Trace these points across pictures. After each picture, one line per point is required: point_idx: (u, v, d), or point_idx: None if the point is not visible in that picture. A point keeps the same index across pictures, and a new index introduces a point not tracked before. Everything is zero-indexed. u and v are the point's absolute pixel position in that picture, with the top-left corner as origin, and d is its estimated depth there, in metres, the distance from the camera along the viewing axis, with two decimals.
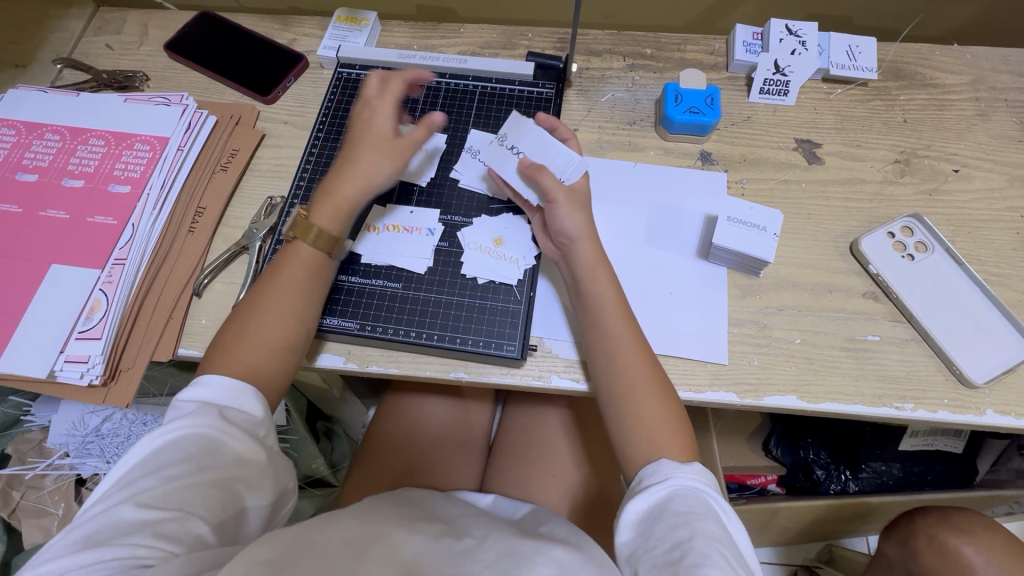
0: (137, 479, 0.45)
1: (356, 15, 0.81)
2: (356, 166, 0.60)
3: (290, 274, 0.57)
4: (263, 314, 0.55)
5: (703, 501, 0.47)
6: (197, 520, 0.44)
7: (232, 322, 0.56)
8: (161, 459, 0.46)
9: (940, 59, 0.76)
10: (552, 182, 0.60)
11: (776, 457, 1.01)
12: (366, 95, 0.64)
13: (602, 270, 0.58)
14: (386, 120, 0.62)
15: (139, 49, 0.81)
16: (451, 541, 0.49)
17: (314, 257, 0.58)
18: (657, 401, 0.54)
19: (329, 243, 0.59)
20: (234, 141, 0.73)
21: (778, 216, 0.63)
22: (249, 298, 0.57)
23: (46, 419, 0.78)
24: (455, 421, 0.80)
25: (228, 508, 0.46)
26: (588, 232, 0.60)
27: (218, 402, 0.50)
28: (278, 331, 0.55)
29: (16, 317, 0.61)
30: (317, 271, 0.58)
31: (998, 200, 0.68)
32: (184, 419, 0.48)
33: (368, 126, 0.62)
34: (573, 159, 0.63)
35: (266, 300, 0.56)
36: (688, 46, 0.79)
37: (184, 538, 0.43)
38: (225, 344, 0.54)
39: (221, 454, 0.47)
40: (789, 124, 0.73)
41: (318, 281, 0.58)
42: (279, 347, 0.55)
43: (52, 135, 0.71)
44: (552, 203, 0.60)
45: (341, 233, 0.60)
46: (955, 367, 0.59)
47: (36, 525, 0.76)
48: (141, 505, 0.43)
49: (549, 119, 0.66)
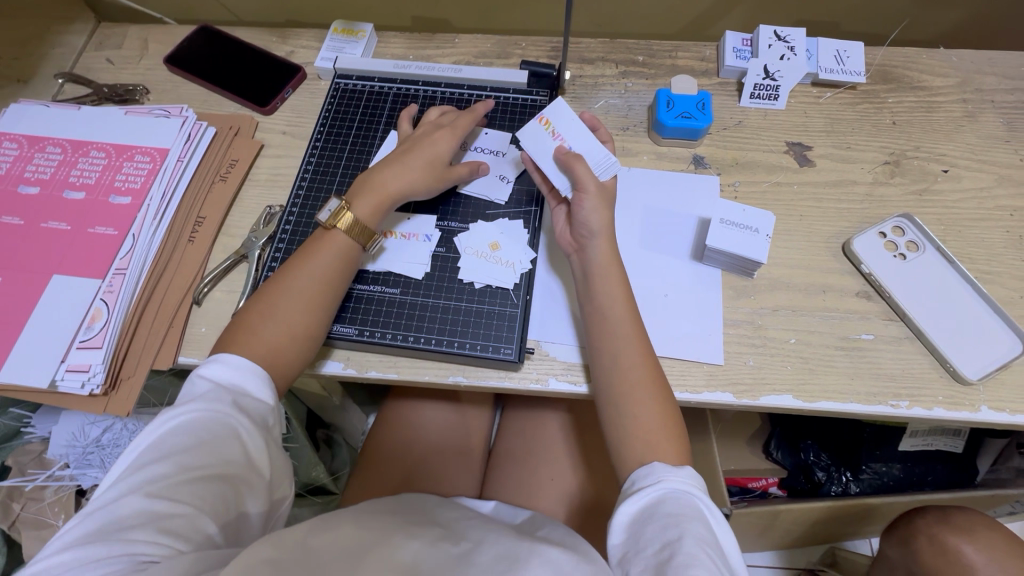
0: (149, 466, 0.45)
1: (352, 27, 0.82)
2: (406, 171, 0.63)
3: (323, 259, 0.59)
4: (293, 299, 0.56)
5: (693, 504, 0.48)
6: (204, 516, 0.44)
7: (257, 302, 0.57)
8: (174, 446, 0.46)
9: (926, 62, 0.78)
10: (585, 173, 0.60)
11: (777, 459, 1.02)
12: (440, 121, 0.69)
13: (614, 270, 0.59)
14: (449, 144, 0.66)
15: (139, 64, 0.83)
16: (448, 546, 0.49)
17: (349, 246, 0.60)
18: (655, 402, 0.54)
19: (365, 235, 0.61)
20: (233, 152, 0.74)
21: (770, 217, 0.64)
22: (276, 279, 0.58)
23: (47, 430, 0.78)
24: (455, 426, 0.80)
25: (235, 504, 0.46)
26: (609, 231, 0.60)
27: (230, 388, 0.51)
28: (305, 317, 0.56)
29: (17, 327, 0.62)
30: (348, 261, 0.60)
31: (987, 199, 0.69)
32: (199, 403, 0.49)
33: (432, 142, 0.65)
34: (609, 158, 0.62)
35: (291, 283, 0.57)
36: (679, 52, 0.80)
37: (192, 535, 0.42)
38: (249, 323, 0.55)
39: (233, 445, 0.47)
40: (780, 128, 0.74)
41: (345, 269, 0.60)
42: (301, 334, 0.56)
43: (53, 148, 0.72)
44: (582, 193, 0.60)
45: (375, 228, 0.62)
46: (949, 365, 0.59)
47: (36, 536, 0.77)
48: (152, 495, 0.43)
49: (592, 120, 0.68)
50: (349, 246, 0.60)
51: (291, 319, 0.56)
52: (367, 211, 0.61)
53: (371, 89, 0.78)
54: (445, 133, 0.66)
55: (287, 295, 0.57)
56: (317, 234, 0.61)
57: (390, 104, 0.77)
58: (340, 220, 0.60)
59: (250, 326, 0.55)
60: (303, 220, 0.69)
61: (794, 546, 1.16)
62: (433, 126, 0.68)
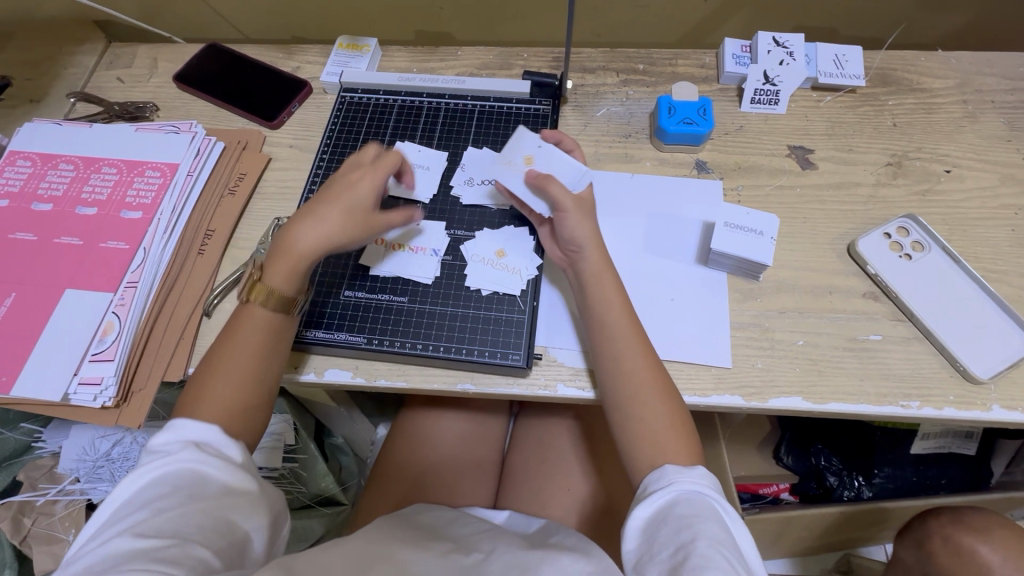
0: (129, 517, 0.45)
1: (357, 42, 0.84)
2: (320, 222, 0.58)
3: (246, 333, 0.56)
4: (228, 375, 0.54)
5: (706, 503, 0.48)
6: (195, 543, 0.44)
7: (190, 385, 0.55)
8: (150, 495, 0.47)
9: (926, 64, 0.78)
10: (561, 191, 0.61)
11: (788, 466, 1.00)
12: (360, 161, 0.63)
13: (608, 277, 0.59)
14: (369, 187, 0.60)
15: (149, 82, 0.84)
16: (460, 556, 0.49)
17: (270, 316, 0.57)
18: (662, 405, 0.54)
19: (285, 302, 0.57)
20: (241, 166, 0.75)
21: (774, 220, 0.64)
22: (208, 360, 0.56)
23: (58, 445, 0.79)
24: (463, 434, 0.80)
25: (227, 530, 0.46)
26: (596, 240, 0.61)
27: (195, 433, 0.51)
28: (240, 390, 0.54)
29: (31, 341, 0.62)
30: (276, 331, 0.57)
31: (991, 198, 0.69)
32: (166, 455, 0.49)
33: (349, 189, 0.60)
34: (578, 172, 0.64)
35: (224, 361, 0.55)
36: (680, 60, 0.81)
37: (185, 560, 0.42)
38: (186, 405, 0.53)
39: (208, 482, 0.48)
40: (781, 132, 0.75)
41: (275, 340, 0.57)
42: (238, 408, 0.54)
43: (66, 165, 0.73)
44: (562, 211, 0.60)
45: (295, 292, 0.58)
46: (959, 364, 0.59)
47: (48, 552, 0.77)
48: (138, 535, 0.43)
49: (555, 134, 0.69)
50: (270, 317, 0.57)
51: (224, 394, 0.53)
52: (282, 276, 0.57)
53: (376, 102, 0.79)
54: (364, 176, 0.61)
55: (221, 372, 0.54)
56: (236, 311, 0.58)
57: (395, 117, 0.78)
58: (256, 293, 0.57)
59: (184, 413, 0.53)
60: None
61: (806, 554, 1.15)
62: (354, 164, 0.63)
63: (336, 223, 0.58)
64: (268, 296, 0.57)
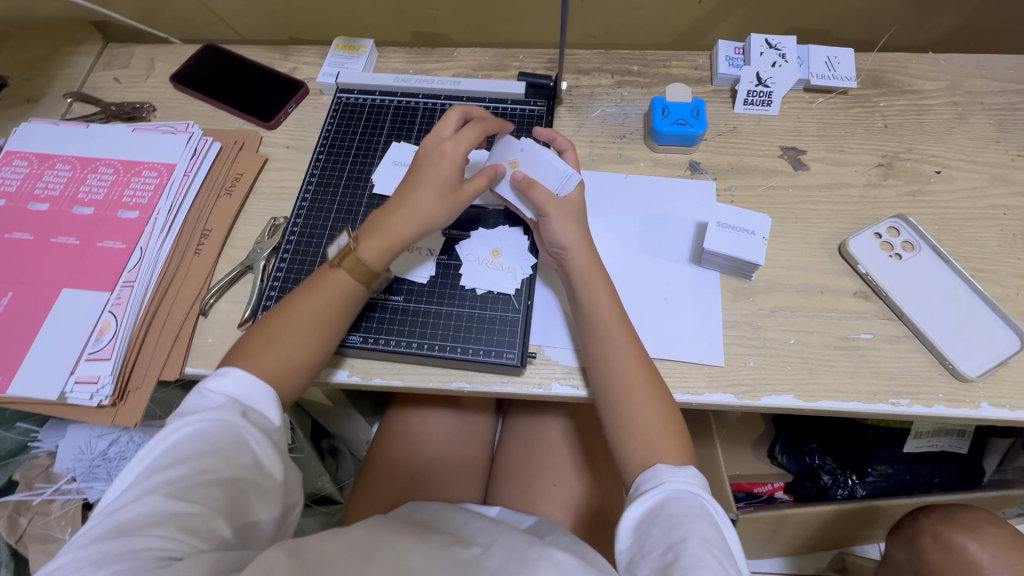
0: (164, 469, 0.46)
1: (353, 43, 0.85)
2: (413, 203, 0.60)
3: (325, 297, 0.58)
4: (298, 333, 0.56)
5: (697, 503, 0.48)
6: (217, 516, 0.45)
7: (260, 331, 0.56)
8: (187, 450, 0.47)
9: (916, 67, 0.79)
10: (544, 197, 0.61)
11: (783, 464, 1.02)
12: (441, 132, 0.63)
13: (596, 277, 0.60)
14: (455, 162, 0.61)
15: (146, 82, 0.85)
16: (457, 549, 0.50)
17: (351, 285, 0.59)
18: (653, 403, 0.55)
19: (369, 276, 0.59)
20: (238, 166, 0.76)
21: (766, 220, 0.65)
22: (281, 313, 0.57)
23: (55, 444, 0.79)
24: (458, 433, 0.80)
25: (247, 506, 0.47)
26: (581, 241, 0.62)
27: (243, 398, 0.51)
28: (307, 350, 0.56)
29: (28, 340, 0.63)
30: (350, 302, 0.59)
31: (980, 199, 0.70)
32: (210, 413, 0.49)
33: (438, 167, 0.60)
34: (565, 170, 0.62)
35: (293, 319, 0.56)
36: (673, 62, 0.82)
37: (207, 535, 0.43)
38: (253, 351, 0.55)
39: (244, 451, 0.48)
40: (774, 133, 0.75)
41: (349, 307, 0.59)
42: (300, 365, 0.56)
43: (63, 165, 0.73)
44: (545, 217, 0.61)
45: (382, 267, 0.60)
46: (948, 362, 0.60)
47: (43, 551, 0.76)
48: (170, 496, 0.44)
49: (547, 133, 0.68)
50: (351, 288, 0.59)
51: (292, 351, 0.55)
52: (373, 251, 0.59)
53: (372, 102, 0.80)
54: (449, 150, 0.61)
55: (292, 329, 0.56)
56: (321, 270, 0.60)
57: (391, 117, 0.78)
58: (346, 261, 0.58)
59: (252, 355, 0.54)
60: (307, 232, 0.70)
61: (801, 552, 1.16)
62: (437, 137, 0.63)
63: (436, 205, 0.60)
64: (357, 267, 0.58)
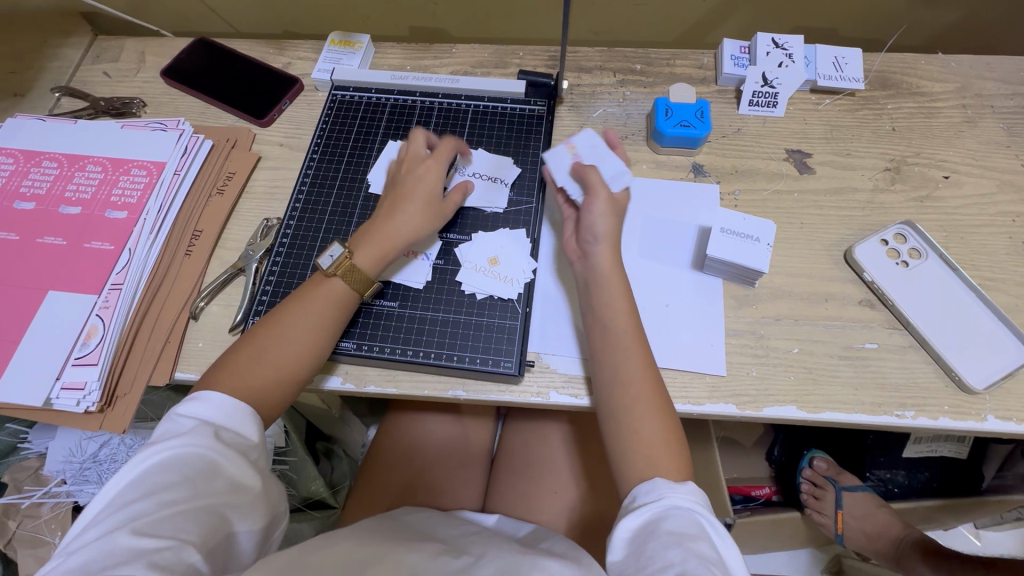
0: (129, 505, 0.44)
1: (349, 38, 0.83)
2: (401, 218, 0.61)
3: (319, 304, 0.57)
4: (287, 344, 0.55)
5: (695, 520, 0.47)
6: (189, 545, 0.43)
7: (248, 343, 0.55)
8: (156, 480, 0.45)
9: (925, 68, 0.77)
10: (598, 180, 0.62)
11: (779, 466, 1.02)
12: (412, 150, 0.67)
13: (616, 279, 0.58)
14: (432, 176, 0.64)
15: (136, 76, 0.83)
16: (450, 559, 0.49)
17: (345, 293, 0.58)
18: (656, 417, 0.54)
19: (361, 285, 0.59)
20: (230, 164, 0.74)
21: (770, 225, 0.64)
22: (269, 322, 0.56)
23: (44, 446, 0.78)
24: (456, 438, 0.79)
25: (221, 531, 0.45)
26: (610, 238, 0.60)
27: (213, 421, 0.49)
28: (297, 363, 0.55)
29: (13, 344, 0.61)
30: (345, 308, 0.58)
31: (989, 206, 0.68)
32: (181, 438, 0.47)
33: (412, 182, 0.63)
34: (621, 171, 0.64)
35: (281, 330, 0.56)
36: (677, 60, 0.80)
37: (178, 567, 0.41)
38: (239, 365, 0.54)
39: (217, 478, 0.46)
40: (780, 134, 0.74)
41: (339, 317, 0.58)
42: (289, 378, 0.55)
43: (49, 162, 0.71)
44: (592, 198, 0.61)
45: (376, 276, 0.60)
46: (954, 375, 0.59)
47: (31, 555, 0.75)
48: (137, 531, 0.42)
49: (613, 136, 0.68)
50: (346, 295, 0.58)
51: (282, 364, 0.54)
52: (367, 261, 0.59)
53: (368, 100, 0.78)
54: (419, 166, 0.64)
55: (279, 339, 0.55)
56: (314, 279, 0.59)
57: (388, 116, 0.76)
58: (339, 267, 0.58)
59: (237, 370, 0.54)
60: (300, 234, 0.69)
61: (800, 552, 1.15)
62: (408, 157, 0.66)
63: (422, 220, 0.62)
64: (351, 275, 0.58)
